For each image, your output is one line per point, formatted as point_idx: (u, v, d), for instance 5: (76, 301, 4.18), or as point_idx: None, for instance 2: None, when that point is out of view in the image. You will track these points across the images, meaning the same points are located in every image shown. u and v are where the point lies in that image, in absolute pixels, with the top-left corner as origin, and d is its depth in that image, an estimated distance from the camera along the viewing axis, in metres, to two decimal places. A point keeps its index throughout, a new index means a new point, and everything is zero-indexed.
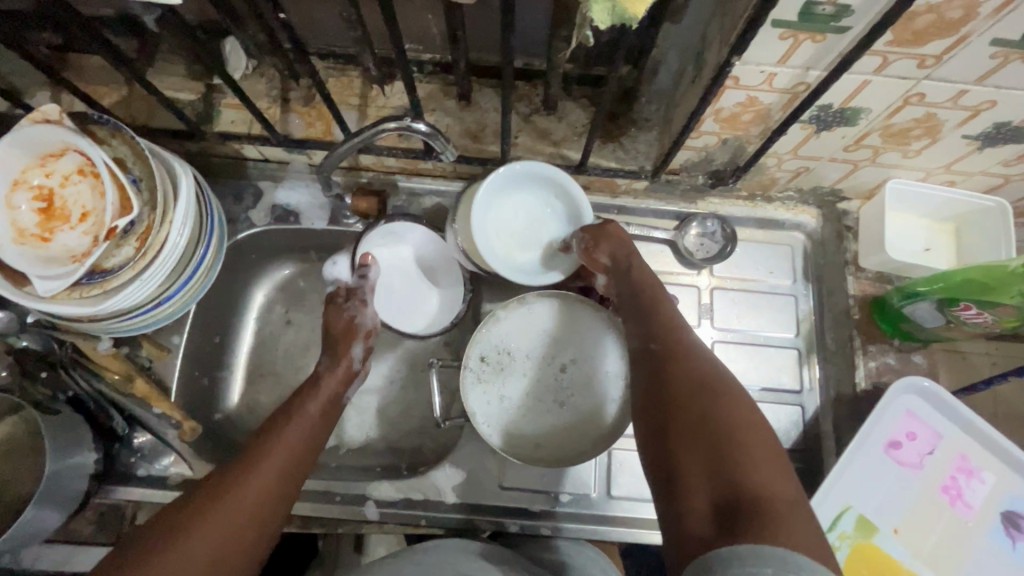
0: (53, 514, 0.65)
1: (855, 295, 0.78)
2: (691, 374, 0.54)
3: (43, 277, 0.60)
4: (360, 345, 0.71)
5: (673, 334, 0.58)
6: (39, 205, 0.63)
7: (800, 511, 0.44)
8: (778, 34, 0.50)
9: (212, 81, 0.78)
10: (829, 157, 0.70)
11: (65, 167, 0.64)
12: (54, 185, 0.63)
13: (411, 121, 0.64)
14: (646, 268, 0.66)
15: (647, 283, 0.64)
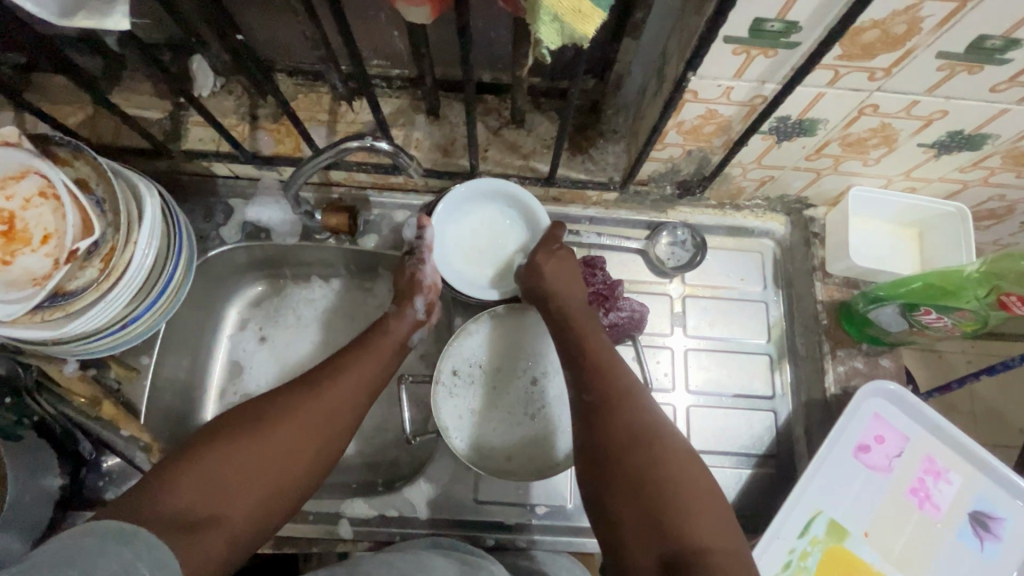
0: (13, 542, 0.63)
1: (823, 300, 0.78)
2: (629, 424, 0.55)
3: (4, 301, 0.59)
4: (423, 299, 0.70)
5: (606, 380, 0.58)
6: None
7: (733, 557, 0.48)
8: (731, 49, 0.51)
9: (178, 99, 0.77)
10: (792, 166, 0.71)
11: (25, 188, 0.62)
12: (13, 208, 0.62)
13: (374, 140, 0.64)
14: (577, 306, 0.66)
15: (580, 324, 0.64)
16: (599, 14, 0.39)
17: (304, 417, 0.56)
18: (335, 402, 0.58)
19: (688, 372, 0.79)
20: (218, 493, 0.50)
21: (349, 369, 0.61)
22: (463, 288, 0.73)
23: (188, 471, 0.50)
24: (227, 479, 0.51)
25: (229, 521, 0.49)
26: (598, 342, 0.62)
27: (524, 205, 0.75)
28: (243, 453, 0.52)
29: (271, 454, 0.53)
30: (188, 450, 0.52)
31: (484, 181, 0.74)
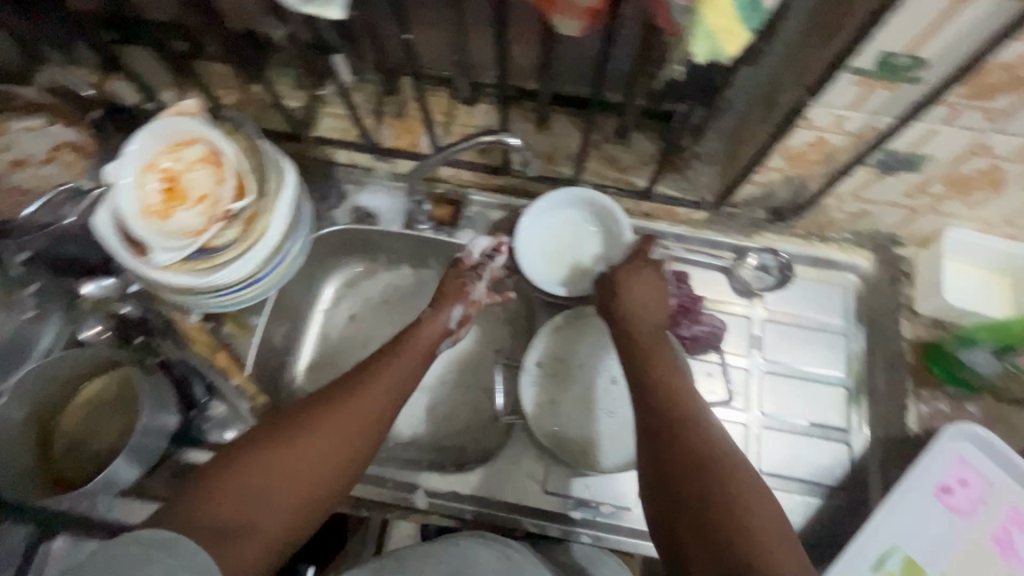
0: (126, 472, 0.69)
1: (909, 338, 0.79)
2: (690, 449, 0.55)
3: (165, 247, 0.68)
4: (460, 309, 0.71)
5: (671, 404, 0.59)
6: (163, 186, 0.70)
7: None
8: (854, 80, 0.54)
9: (316, 91, 0.86)
10: (890, 201, 0.73)
11: (189, 153, 0.71)
12: (176, 169, 0.71)
13: (507, 136, 0.70)
14: (648, 326, 0.67)
15: (648, 344, 0.65)
16: (746, 36, 0.45)
17: (342, 419, 0.55)
18: (369, 405, 0.58)
19: (762, 394, 0.80)
20: (255, 499, 0.49)
21: (382, 372, 0.60)
22: (543, 288, 0.78)
23: (224, 474, 0.50)
24: (269, 484, 0.50)
25: (264, 527, 0.49)
26: (666, 369, 0.62)
27: (608, 212, 0.79)
28: (278, 456, 0.52)
29: (308, 458, 0.53)
30: (225, 455, 0.52)
31: (574, 188, 0.79)
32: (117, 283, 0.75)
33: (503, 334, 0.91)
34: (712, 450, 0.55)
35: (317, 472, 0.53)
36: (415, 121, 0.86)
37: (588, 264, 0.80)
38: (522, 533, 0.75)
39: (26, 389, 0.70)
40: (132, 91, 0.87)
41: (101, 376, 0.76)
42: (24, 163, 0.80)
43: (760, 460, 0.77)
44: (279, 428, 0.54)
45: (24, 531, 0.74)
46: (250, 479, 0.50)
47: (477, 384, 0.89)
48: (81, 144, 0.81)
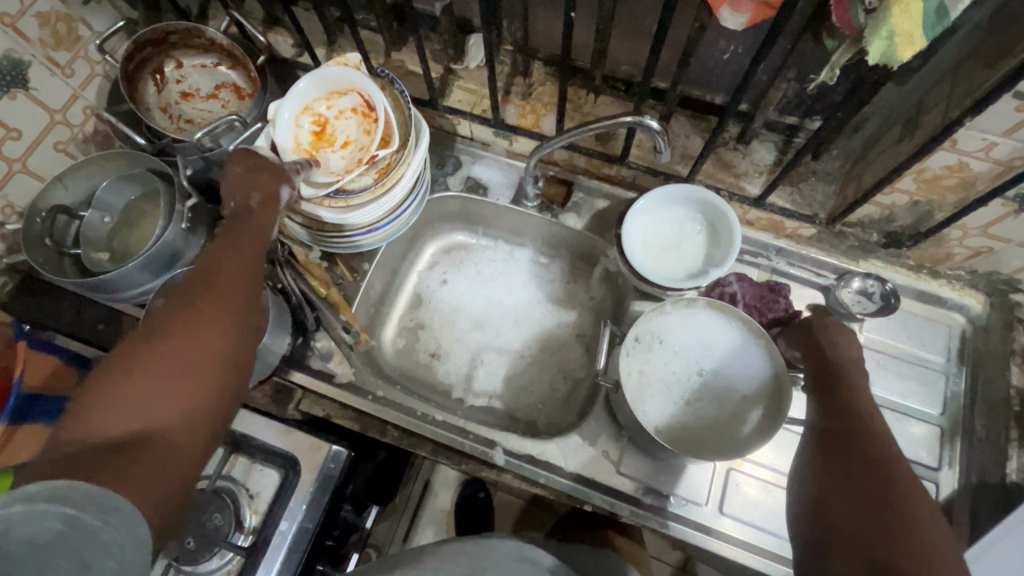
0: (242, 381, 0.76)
1: (1018, 385, 0.75)
2: (864, 455, 0.59)
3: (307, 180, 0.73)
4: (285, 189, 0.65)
5: (863, 420, 0.62)
6: (314, 128, 0.77)
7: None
8: (1016, 105, 0.54)
9: (452, 66, 0.92)
10: (1020, 242, 0.71)
11: (343, 104, 0.78)
12: (328, 116, 0.78)
13: (647, 118, 0.69)
14: (852, 348, 0.68)
15: (848, 363, 0.67)
16: (924, 43, 0.47)
17: (194, 313, 0.55)
18: (227, 301, 0.57)
19: None
20: (143, 408, 0.49)
21: (228, 257, 0.59)
22: (646, 276, 0.78)
23: (102, 399, 0.48)
24: (140, 383, 0.50)
25: (165, 434, 0.49)
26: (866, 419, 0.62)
27: (719, 213, 0.80)
28: (153, 373, 0.51)
29: (167, 364, 0.52)
30: (116, 368, 0.50)
31: (690, 185, 0.80)
32: None
33: (587, 319, 0.93)
34: (895, 471, 0.57)
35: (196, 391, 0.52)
36: (540, 104, 0.90)
37: (689, 263, 0.82)
38: (589, 507, 0.77)
39: None
40: (289, 45, 0.96)
41: None
42: (190, 96, 0.90)
43: None
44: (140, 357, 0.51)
45: None
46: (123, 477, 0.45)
47: (555, 364, 0.91)
48: (240, 86, 0.90)
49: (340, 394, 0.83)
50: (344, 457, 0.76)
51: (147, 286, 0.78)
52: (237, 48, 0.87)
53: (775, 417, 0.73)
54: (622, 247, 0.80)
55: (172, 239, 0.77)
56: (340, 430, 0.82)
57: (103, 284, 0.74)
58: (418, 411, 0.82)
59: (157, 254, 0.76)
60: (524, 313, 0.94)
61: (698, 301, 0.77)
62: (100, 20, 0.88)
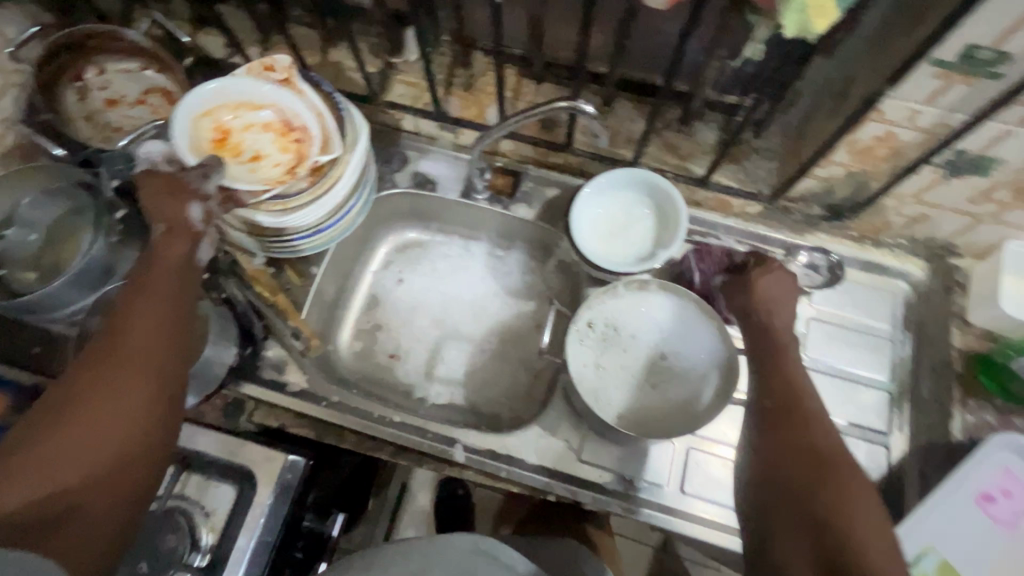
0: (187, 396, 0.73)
1: (958, 347, 0.79)
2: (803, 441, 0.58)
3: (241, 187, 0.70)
4: (197, 208, 0.62)
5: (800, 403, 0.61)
6: (219, 135, 0.73)
7: None
8: (934, 72, 0.56)
9: (391, 60, 0.90)
10: (952, 207, 0.73)
11: (253, 117, 0.75)
12: (237, 127, 0.74)
13: (581, 103, 0.69)
14: (784, 322, 0.67)
15: (783, 337, 0.66)
16: (838, 12, 0.47)
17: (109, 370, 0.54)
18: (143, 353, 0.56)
19: None
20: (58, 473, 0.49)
21: (141, 303, 0.57)
22: (595, 262, 0.78)
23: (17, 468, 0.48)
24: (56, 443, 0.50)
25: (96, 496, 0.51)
26: (806, 396, 0.62)
27: (666, 197, 0.80)
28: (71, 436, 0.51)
29: (86, 418, 0.52)
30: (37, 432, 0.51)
31: (634, 169, 0.80)
32: None
33: (544, 310, 0.92)
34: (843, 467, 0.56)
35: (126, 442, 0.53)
36: (483, 95, 0.89)
37: (638, 247, 0.82)
38: (553, 498, 0.77)
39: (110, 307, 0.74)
40: (220, 45, 0.92)
41: None
42: (116, 103, 0.86)
43: None
44: (58, 422, 0.51)
45: None
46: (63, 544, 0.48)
47: (516, 356, 0.90)
48: (169, 90, 0.86)
49: (294, 402, 0.81)
50: (302, 466, 0.74)
51: (79, 303, 0.74)
52: (163, 50, 0.83)
53: (727, 392, 0.73)
54: (570, 235, 0.79)
55: (102, 253, 0.73)
56: (298, 439, 0.80)
57: (28, 305, 0.70)
58: (376, 414, 0.80)
59: (86, 269, 0.72)
60: (481, 307, 0.93)
61: (651, 286, 0.78)
62: (11, 25, 0.83)
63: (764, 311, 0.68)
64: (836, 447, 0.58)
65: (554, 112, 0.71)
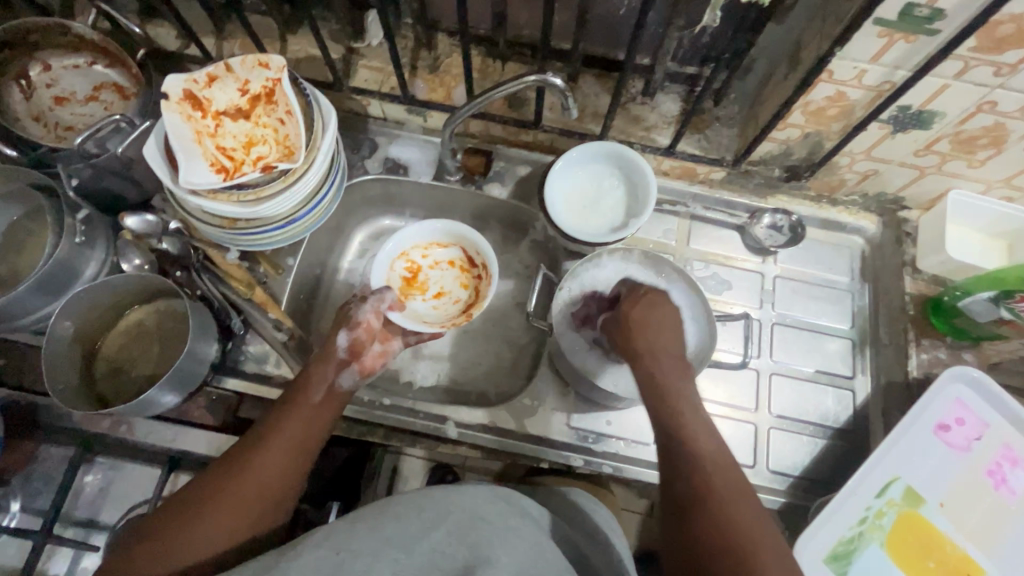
0: (170, 396, 0.72)
1: (910, 292, 0.84)
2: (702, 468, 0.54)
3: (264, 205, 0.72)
4: (348, 334, 0.70)
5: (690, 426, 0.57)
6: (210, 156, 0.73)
7: None
8: (877, 32, 0.59)
9: (353, 45, 0.89)
10: (899, 161, 0.77)
11: (440, 254, 0.88)
12: (423, 264, 0.88)
13: (550, 76, 0.70)
14: (663, 338, 0.64)
15: (664, 347, 0.63)
16: None
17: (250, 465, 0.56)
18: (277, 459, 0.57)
19: (772, 342, 0.85)
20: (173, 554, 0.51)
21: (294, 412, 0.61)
22: (573, 234, 0.80)
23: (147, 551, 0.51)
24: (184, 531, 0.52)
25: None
26: (697, 416, 0.59)
27: (634, 166, 0.83)
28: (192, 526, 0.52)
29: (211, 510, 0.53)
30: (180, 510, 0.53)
31: (600, 143, 0.83)
32: (159, 220, 0.80)
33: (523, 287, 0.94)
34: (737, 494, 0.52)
35: (248, 490, 0.55)
36: (449, 76, 0.89)
37: (612, 216, 0.83)
38: (545, 465, 0.79)
39: (79, 309, 0.73)
40: (172, 37, 0.89)
41: (138, 307, 0.79)
42: (65, 100, 0.82)
43: (770, 404, 0.82)
44: (208, 493, 0.54)
45: (62, 454, 0.78)
46: (157, 553, 0.51)
47: (497, 335, 0.90)
48: (122, 85, 0.83)
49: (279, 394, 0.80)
50: None
51: (45, 309, 0.72)
52: (112, 43, 0.80)
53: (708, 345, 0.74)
54: (546, 210, 0.81)
55: (64, 255, 0.71)
56: None
57: None
58: (364, 399, 0.80)
59: (50, 273, 0.71)
60: None
61: (632, 254, 0.81)
62: None
63: (637, 332, 0.64)
64: (728, 472, 0.54)
65: (524, 87, 0.72)
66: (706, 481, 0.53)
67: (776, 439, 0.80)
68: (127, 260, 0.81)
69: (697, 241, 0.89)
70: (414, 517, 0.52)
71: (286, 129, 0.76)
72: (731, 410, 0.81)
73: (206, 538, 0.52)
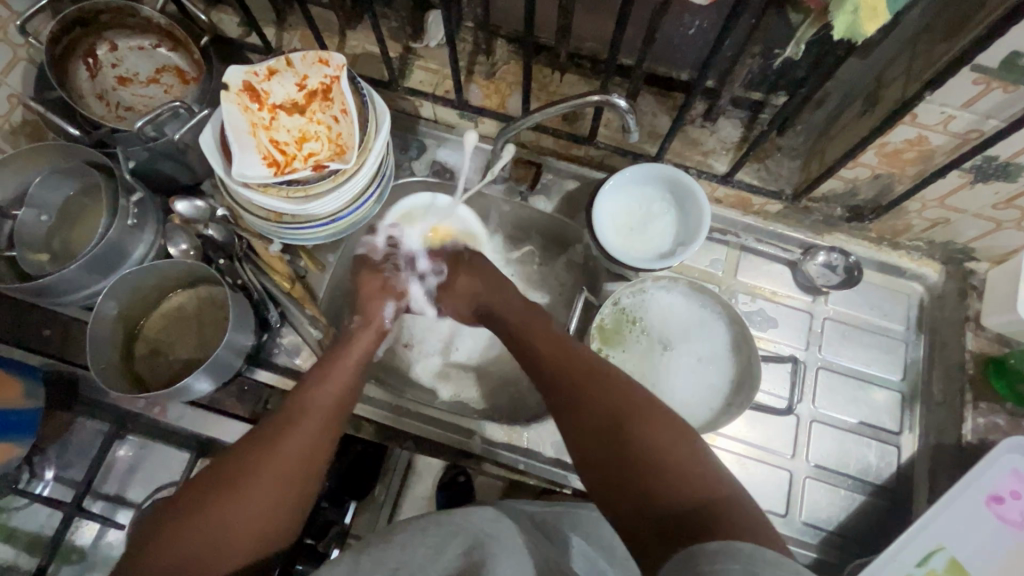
0: (204, 384, 0.72)
1: (972, 350, 0.78)
2: (595, 395, 0.56)
3: (315, 203, 0.72)
4: (393, 304, 0.78)
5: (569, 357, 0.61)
6: (264, 150, 0.73)
7: (737, 509, 0.45)
8: (973, 78, 0.55)
9: (411, 46, 0.88)
10: (975, 212, 0.72)
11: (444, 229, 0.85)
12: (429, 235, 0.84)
13: (615, 96, 0.67)
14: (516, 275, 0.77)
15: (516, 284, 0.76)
16: (887, 15, 0.47)
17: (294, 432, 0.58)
18: (316, 428, 0.60)
19: (816, 388, 0.81)
20: (227, 520, 0.52)
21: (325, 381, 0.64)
22: (620, 258, 0.77)
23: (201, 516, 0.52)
24: (239, 497, 0.54)
25: (233, 540, 0.52)
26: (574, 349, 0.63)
27: (687, 193, 0.80)
28: (246, 491, 0.54)
29: (262, 476, 0.55)
30: (227, 479, 0.55)
31: (656, 165, 0.80)
32: (207, 206, 0.81)
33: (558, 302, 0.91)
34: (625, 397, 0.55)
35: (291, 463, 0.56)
36: (504, 84, 0.87)
37: (658, 242, 0.81)
38: (567, 490, 0.80)
39: (125, 290, 0.74)
40: (235, 24, 0.90)
41: (179, 291, 0.80)
42: (129, 81, 0.84)
43: (808, 452, 0.79)
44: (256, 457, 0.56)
45: (96, 428, 0.79)
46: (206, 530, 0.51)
47: None
48: (184, 69, 0.84)
49: None
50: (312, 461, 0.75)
51: (93, 287, 0.73)
52: (178, 28, 0.81)
53: (746, 389, 0.75)
54: (592, 229, 0.78)
55: (116, 237, 0.72)
56: None
57: (43, 289, 0.69)
58: (395, 404, 0.81)
59: (102, 254, 0.72)
60: None
61: (677, 284, 0.80)
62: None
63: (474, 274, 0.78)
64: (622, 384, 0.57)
65: (586, 105, 0.70)
66: (593, 404, 0.56)
67: (810, 489, 0.77)
68: (173, 243, 0.82)
69: (745, 273, 0.86)
70: (419, 544, 0.52)
71: (339, 127, 0.75)
72: (765, 454, 0.79)
73: (258, 499, 0.54)
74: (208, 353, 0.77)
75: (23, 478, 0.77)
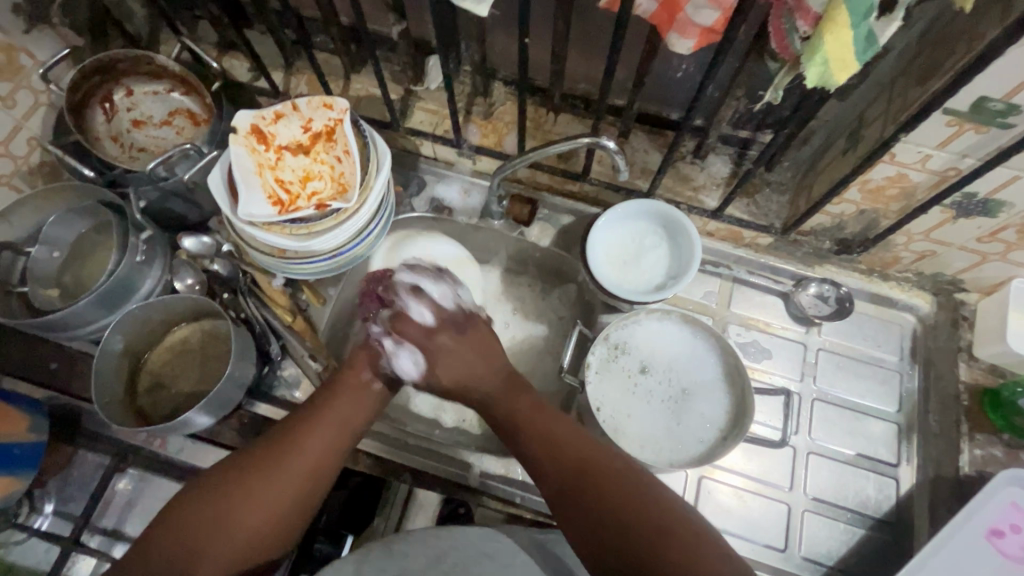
0: (202, 419, 0.73)
1: (966, 382, 0.80)
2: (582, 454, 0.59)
3: (317, 239, 0.74)
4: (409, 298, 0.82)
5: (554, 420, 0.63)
6: (269, 188, 0.75)
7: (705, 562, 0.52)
8: (946, 120, 0.58)
9: (412, 89, 0.92)
10: (960, 245, 0.74)
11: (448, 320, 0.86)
12: None
13: (604, 138, 0.70)
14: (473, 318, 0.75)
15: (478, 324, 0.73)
16: (857, 66, 0.50)
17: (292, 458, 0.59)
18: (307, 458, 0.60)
19: (812, 419, 0.81)
20: (219, 538, 0.54)
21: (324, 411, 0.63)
22: (615, 290, 0.79)
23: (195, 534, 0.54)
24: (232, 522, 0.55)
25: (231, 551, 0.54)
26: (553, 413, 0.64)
27: (677, 227, 0.82)
28: (243, 514, 0.55)
29: (258, 503, 0.56)
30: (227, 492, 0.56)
31: (646, 201, 0.82)
32: (213, 242, 0.83)
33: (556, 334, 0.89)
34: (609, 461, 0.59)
35: (284, 483, 0.58)
36: (501, 124, 0.91)
37: (651, 274, 0.82)
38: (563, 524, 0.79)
39: (131, 325, 0.76)
40: (245, 69, 0.94)
41: (184, 325, 0.82)
42: (142, 124, 0.88)
43: (805, 484, 0.78)
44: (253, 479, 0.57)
45: (97, 462, 0.80)
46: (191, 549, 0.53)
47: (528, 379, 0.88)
48: (195, 112, 0.88)
49: None
50: None
51: (99, 322, 0.75)
52: (191, 74, 0.85)
53: (741, 424, 0.76)
54: (585, 262, 0.80)
55: (125, 273, 0.75)
56: None
57: (53, 323, 0.71)
58: (392, 437, 0.81)
59: (111, 289, 0.74)
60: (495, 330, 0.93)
61: (670, 316, 0.81)
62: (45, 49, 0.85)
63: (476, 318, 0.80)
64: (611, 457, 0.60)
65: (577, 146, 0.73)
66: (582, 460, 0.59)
67: (809, 523, 0.77)
68: (179, 278, 0.84)
69: (738, 305, 0.87)
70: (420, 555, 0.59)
71: (342, 167, 0.78)
72: (763, 486, 0.78)
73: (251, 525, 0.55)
74: (211, 385, 0.79)
75: (23, 512, 0.77)
